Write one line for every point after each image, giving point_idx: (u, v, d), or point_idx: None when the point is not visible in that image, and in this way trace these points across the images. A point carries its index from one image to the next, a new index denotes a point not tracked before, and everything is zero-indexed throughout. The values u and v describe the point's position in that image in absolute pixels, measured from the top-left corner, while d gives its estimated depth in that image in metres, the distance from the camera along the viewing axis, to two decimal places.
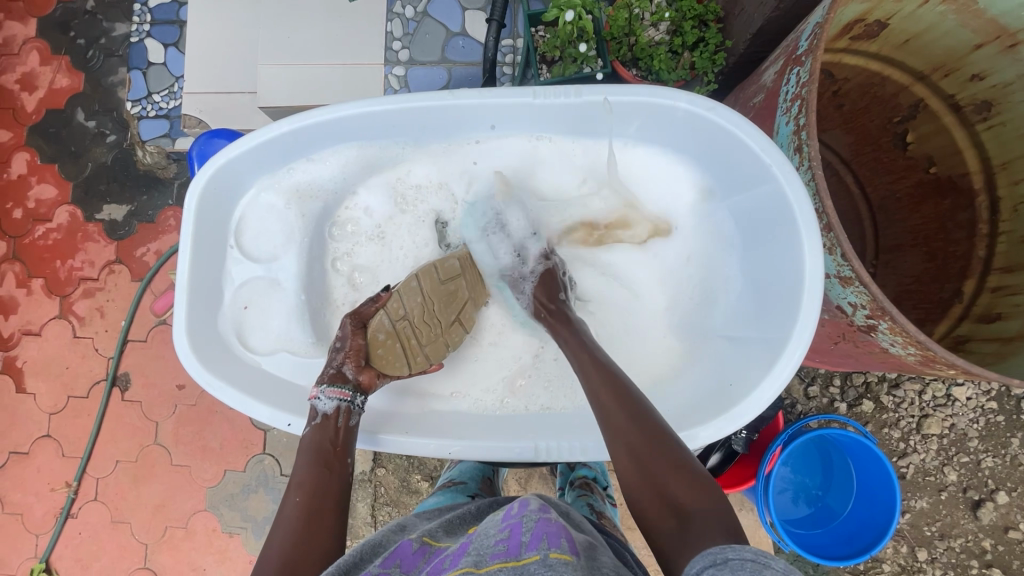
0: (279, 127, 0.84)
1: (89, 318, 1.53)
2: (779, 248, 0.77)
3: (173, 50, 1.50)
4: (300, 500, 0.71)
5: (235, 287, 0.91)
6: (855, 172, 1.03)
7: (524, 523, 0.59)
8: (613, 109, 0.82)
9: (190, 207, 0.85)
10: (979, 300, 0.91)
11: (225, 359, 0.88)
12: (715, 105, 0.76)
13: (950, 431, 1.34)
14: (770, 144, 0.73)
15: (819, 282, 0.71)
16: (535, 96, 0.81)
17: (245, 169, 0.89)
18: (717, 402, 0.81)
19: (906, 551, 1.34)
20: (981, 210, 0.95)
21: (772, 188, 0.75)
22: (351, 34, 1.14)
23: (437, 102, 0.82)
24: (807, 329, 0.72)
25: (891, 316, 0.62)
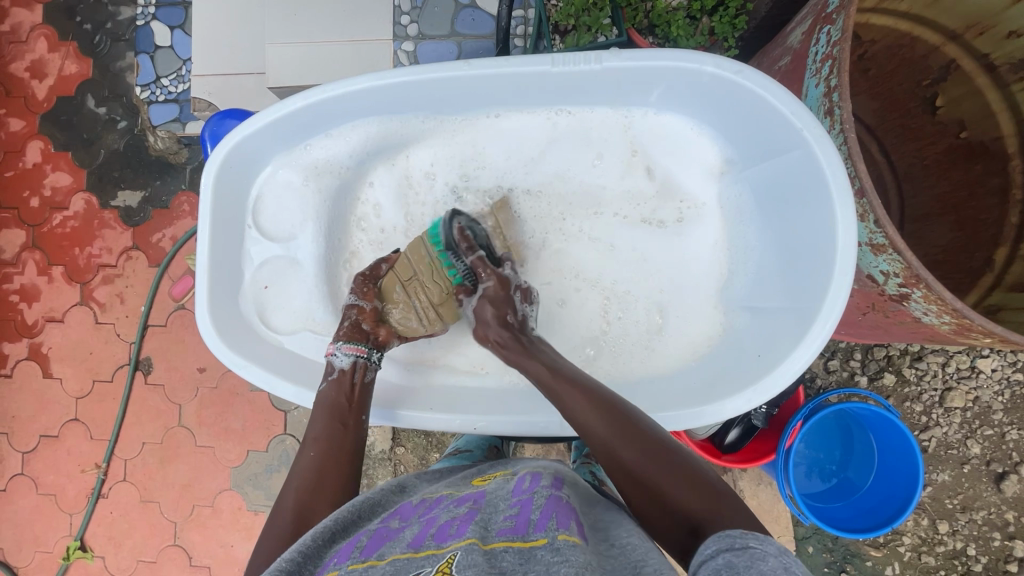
0: (290, 103, 0.83)
1: (109, 304, 1.56)
2: (809, 216, 0.75)
3: (179, 32, 1.49)
4: (315, 454, 0.75)
5: (255, 267, 0.92)
6: (879, 140, 1.00)
7: (535, 504, 0.59)
8: (633, 76, 0.80)
9: (206, 188, 0.84)
10: (1011, 268, 0.88)
11: (248, 340, 0.89)
12: (743, 68, 0.72)
13: (973, 404, 1.32)
14: (802, 106, 0.70)
15: (852, 251, 0.69)
16: (555, 64, 0.77)
17: (259, 148, 0.88)
18: (744, 374, 0.80)
19: (926, 523, 1.34)
20: (1014, 175, 0.91)
21: (803, 154, 0.72)
22: (359, 9, 1.12)
23: (452, 73, 0.79)
24: (842, 299, 0.70)
25: (926, 284, 0.60)
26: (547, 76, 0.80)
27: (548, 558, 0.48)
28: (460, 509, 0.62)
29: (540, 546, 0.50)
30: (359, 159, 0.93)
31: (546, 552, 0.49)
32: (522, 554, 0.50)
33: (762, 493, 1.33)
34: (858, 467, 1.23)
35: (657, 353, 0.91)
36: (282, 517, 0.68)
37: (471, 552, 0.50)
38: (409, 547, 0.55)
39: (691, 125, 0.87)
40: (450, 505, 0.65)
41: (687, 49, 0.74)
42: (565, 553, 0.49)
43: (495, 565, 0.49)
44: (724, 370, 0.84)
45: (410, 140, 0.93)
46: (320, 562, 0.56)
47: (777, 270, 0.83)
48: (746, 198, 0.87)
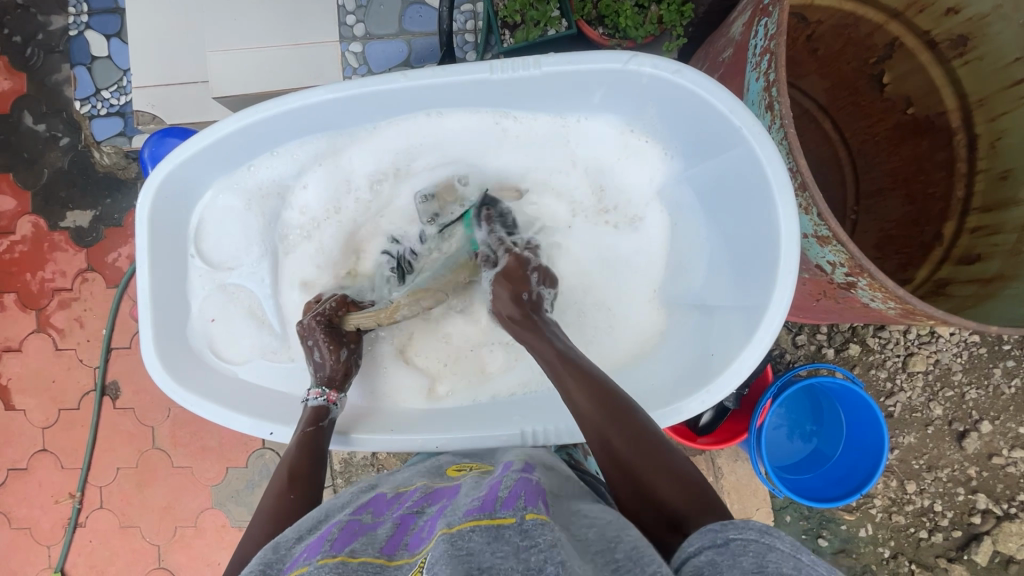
0: (223, 126, 0.80)
1: (69, 330, 1.50)
2: (752, 213, 0.76)
3: (116, 41, 1.42)
4: (295, 497, 0.73)
5: (201, 298, 0.89)
6: (832, 118, 1.01)
7: (503, 484, 0.60)
8: (575, 78, 0.79)
9: (142, 219, 0.82)
10: (959, 241, 0.91)
11: (199, 373, 0.87)
12: (680, 67, 0.73)
13: (934, 367, 1.38)
14: (738, 104, 0.70)
15: (796, 243, 0.70)
16: (494, 71, 0.77)
17: (196, 173, 0.85)
18: (700, 372, 0.81)
19: (895, 484, 1.39)
20: (959, 148, 0.94)
21: (744, 152, 0.73)
22: (301, 10, 1.08)
23: (391, 85, 0.78)
24: (788, 295, 0.72)
25: (869, 273, 0.61)
26: (488, 82, 0.79)
27: (518, 540, 0.48)
28: (431, 509, 0.62)
29: (509, 528, 0.50)
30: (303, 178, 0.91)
31: (515, 536, 0.49)
32: (491, 533, 0.49)
33: (739, 467, 1.38)
34: (827, 439, 1.28)
35: (617, 351, 0.92)
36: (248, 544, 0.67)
37: (441, 544, 0.49)
38: (380, 553, 0.54)
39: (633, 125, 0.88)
40: (422, 503, 0.65)
41: (624, 51, 0.74)
42: (534, 533, 0.49)
43: (466, 546, 0.48)
44: (685, 370, 0.85)
45: (356, 155, 0.91)
46: (288, 560, 0.55)
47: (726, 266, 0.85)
48: (689, 195, 0.89)
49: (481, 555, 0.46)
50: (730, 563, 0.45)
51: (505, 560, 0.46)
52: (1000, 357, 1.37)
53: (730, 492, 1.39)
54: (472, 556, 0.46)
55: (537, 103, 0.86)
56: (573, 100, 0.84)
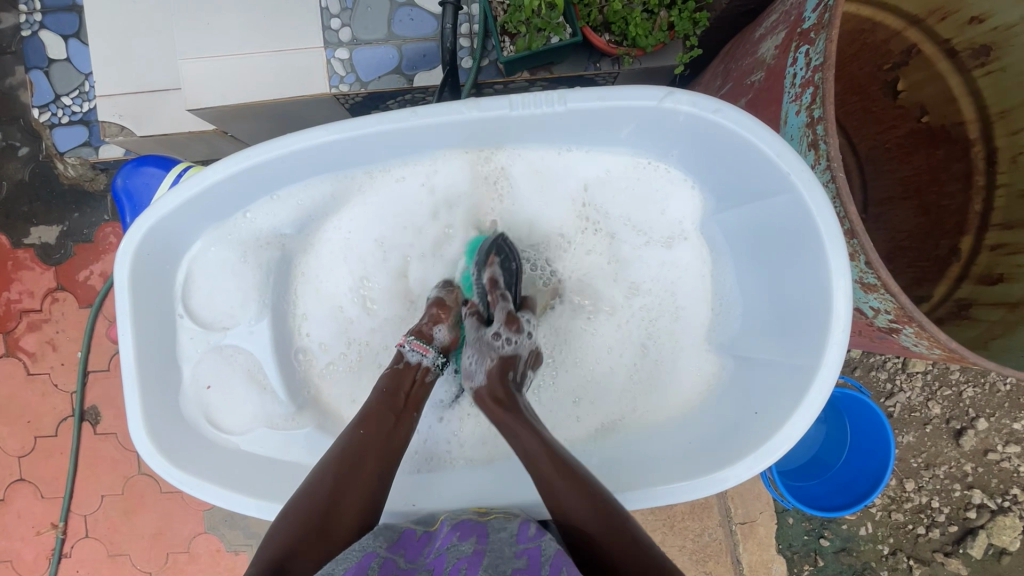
0: (213, 174, 0.74)
1: (40, 353, 1.41)
2: (798, 261, 0.74)
3: (74, 42, 1.30)
4: (361, 434, 0.73)
5: (193, 364, 0.83)
6: (842, 124, 0.97)
7: (543, 549, 0.61)
8: (603, 115, 0.74)
9: (123, 282, 0.74)
10: (979, 258, 0.90)
11: (198, 452, 0.81)
12: (721, 106, 0.68)
13: (933, 366, 1.39)
14: (785, 146, 0.66)
15: (847, 294, 0.68)
16: (514, 106, 0.72)
17: (184, 225, 0.78)
18: (747, 434, 0.79)
19: (895, 483, 1.42)
20: (977, 160, 0.92)
21: (790, 197, 0.70)
22: (280, 14, 1.00)
23: (400, 122, 0.73)
24: (843, 354, 0.71)
25: (918, 323, 0.59)
26: (508, 118, 0.74)
27: None
28: (465, 545, 0.66)
29: None
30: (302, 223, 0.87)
31: None
32: None
33: None
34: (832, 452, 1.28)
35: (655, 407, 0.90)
36: (289, 506, 0.68)
37: None
38: None
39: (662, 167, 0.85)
40: (455, 538, 0.68)
41: (660, 88, 0.69)
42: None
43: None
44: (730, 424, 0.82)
45: (362, 196, 0.88)
46: None
47: (765, 312, 0.84)
48: (719, 236, 0.88)
49: None
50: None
51: None
52: None
53: (733, 496, 1.40)
54: None
55: (554, 137, 0.82)
56: (598, 135, 0.81)
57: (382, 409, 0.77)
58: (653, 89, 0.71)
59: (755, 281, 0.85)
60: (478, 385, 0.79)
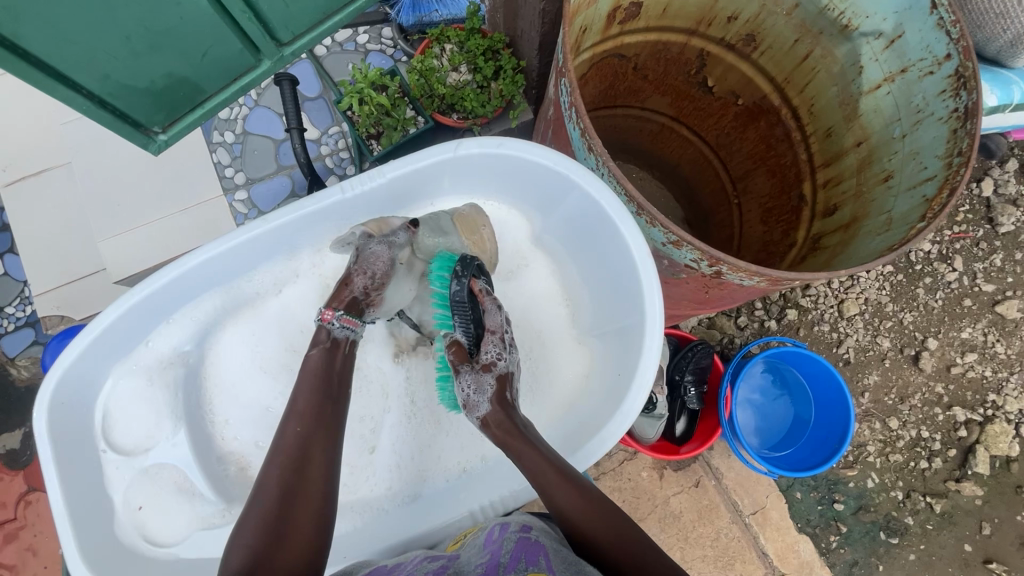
0: (104, 317, 0.81)
1: (21, 563, 1.38)
2: (603, 245, 0.86)
3: (10, 256, 1.42)
4: (299, 428, 0.75)
5: (123, 490, 0.86)
6: (687, 125, 1.19)
7: (505, 546, 0.67)
8: (416, 175, 0.87)
9: (41, 428, 0.78)
10: (818, 198, 0.99)
11: (137, 567, 0.81)
12: (501, 141, 0.83)
13: (867, 305, 1.46)
14: (559, 155, 0.80)
15: (648, 260, 0.76)
16: (345, 190, 0.85)
17: (89, 373, 0.84)
18: (612, 399, 0.86)
19: (880, 425, 1.43)
20: (789, 121, 1.04)
21: (577, 192, 0.82)
22: (182, 180, 1.13)
23: (253, 231, 0.85)
24: (658, 306, 0.78)
25: (726, 261, 0.59)
26: (345, 202, 0.87)
27: None
28: (437, 564, 0.69)
29: None
30: (199, 340, 0.95)
31: None
32: None
33: (735, 462, 1.39)
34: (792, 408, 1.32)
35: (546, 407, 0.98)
36: (254, 522, 0.66)
37: None
38: None
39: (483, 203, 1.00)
40: (427, 560, 0.71)
41: (450, 142, 0.83)
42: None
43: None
44: (605, 398, 0.89)
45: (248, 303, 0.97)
46: None
47: (602, 297, 0.94)
48: (552, 246, 1.01)
49: None
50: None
51: None
52: (918, 278, 1.47)
53: (736, 489, 1.38)
54: None
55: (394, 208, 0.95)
56: (426, 192, 0.94)
57: (318, 402, 0.78)
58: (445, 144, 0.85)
59: (589, 273, 0.96)
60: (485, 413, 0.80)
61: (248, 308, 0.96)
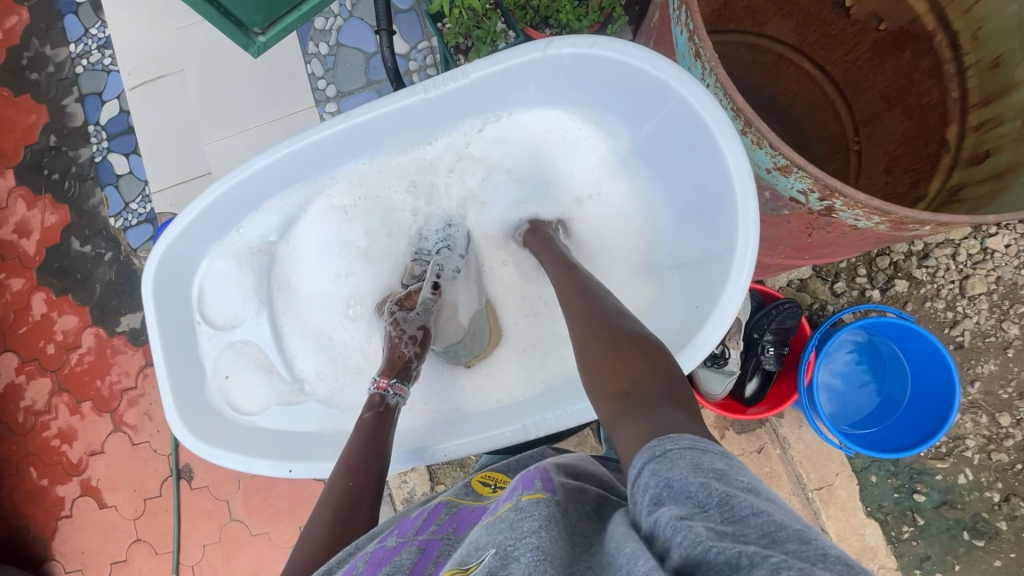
0: (204, 198, 0.88)
1: (140, 424, 1.62)
2: (702, 160, 0.79)
3: (134, 157, 1.58)
4: (351, 483, 0.73)
5: (213, 360, 0.96)
6: (809, 57, 1.01)
7: (514, 482, 0.58)
8: (503, 78, 0.84)
9: (146, 294, 0.88)
10: (965, 142, 0.85)
11: (222, 430, 0.92)
12: (595, 40, 0.77)
13: (998, 285, 1.27)
14: (660, 59, 0.74)
15: (747, 179, 0.71)
16: (427, 90, 0.83)
17: (188, 249, 0.93)
18: (687, 327, 0.82)
19: (987, 420, 1.27)
20: (943, 50, 0.88)
21: (678, 100, 0.76)
22: (278, 89, 1.17)
23: (340, 126, 0.86)
24: (754, 232, 0.72)
25: (839, 192, 0.53)
26: (428, 102, 0.86)
27: (509, 522, 0.47)
28: (457, 528, 0.62)
29: (505, 511, 0.49)
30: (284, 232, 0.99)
31: (508, 516, 0.48)
32: (491, 526, 0.49)
33: (806, 434, 1.31)
34: (878, 383, 1.21)
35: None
36: (316, 538, 0.68)
37: (454, 556, 0.50)
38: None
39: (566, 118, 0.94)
40: (450, 526, 0.65)
41: (540, 40, 0.79)
42: (527, 510, 0.48)
43: (471, 546, 0.49)
44: (678, 326, 0.85)
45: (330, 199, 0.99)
46: None
47: (690, 223, 0.88)
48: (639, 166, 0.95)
49: (478, 544, 0.48)
50: (673, 474, 0.44)
51: (497, 542, 0.46)
52: None
53: (802, 462, 1.30)
54: (473, 548, 0.48)
55: (478, 113, 0.93)
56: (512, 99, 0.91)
57: (366, 454, 0.78)
58: (535, 42, 0.80)
59: (678, 195, 0.89)
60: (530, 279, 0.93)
61: (330, 205, 0.99)
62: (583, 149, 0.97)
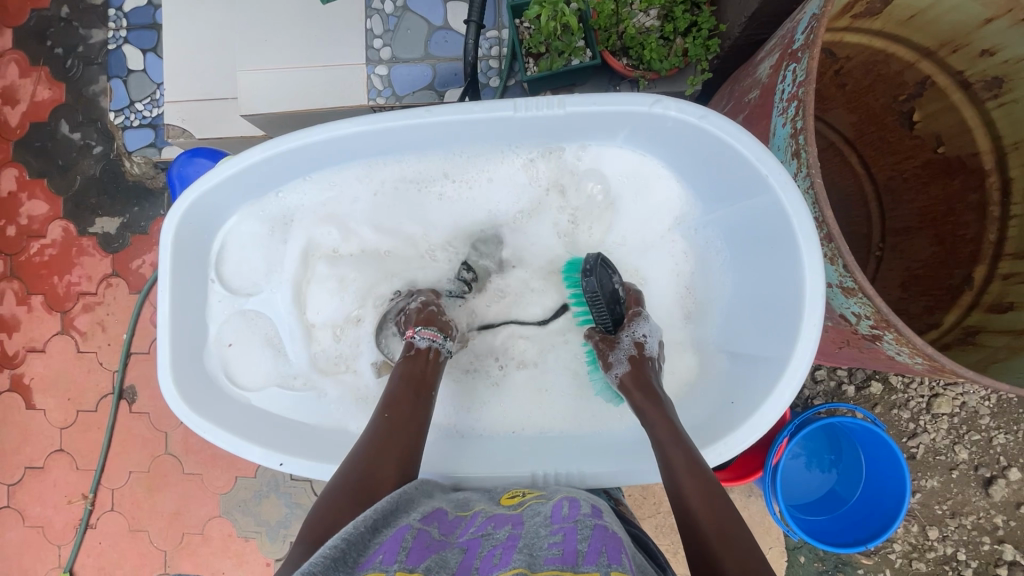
0: (253, 154, 0.83)
1: (91, 333, 1.53)
2: (776, 259, 0.79)
3: (151, 55, 1.47)
4: (388, 417, 0.78)
5: (218, 326, 0.93)
6: (860, 154, 1.00)
7: (580, 529, 0.59)
8: (595, 119, 0.81)
9: (165, 244, 0.84)
10: (990, 287, 0.89)
11: (214, 400, 0.89)
12: (705, 113, 0.74)
13: (960, 410, 1.33)
14: (766, 151, 0.72)
15: (821, 295, 0.71)
16: (517, 109, 0.80)
17: (219, 202, 0.88)
18: (721, 422, 0.83)
19: (917, 530, 1.34)
20: (992, 191, 0.92)
21: (771, 199, 0.74)
22: (330, 36, 1.11)
23: (414, 120, 0.81)
24: (811, 351, 0.74)
25: (895, 327, 0.57)
26: (512, 120, 0.82)
27: None
28: (498, 533, 0.62)
29: None
30: (325, 206, 0.95)
31: None
32: None
33: (752, 503, 1.35)
34: (826, 460, 1.27)
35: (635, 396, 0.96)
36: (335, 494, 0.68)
37: None
38: None
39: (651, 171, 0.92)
40: (488, 527, 0.65)
41: (649, 95, 0.75)
42: None
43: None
44: (708, 417, 0.87)
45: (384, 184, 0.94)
46: (365, 555, 0.55)
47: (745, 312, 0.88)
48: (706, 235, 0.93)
49: None
50: None
51: None
52: None
53: None
54: None
55: (557, 142, 0.90)
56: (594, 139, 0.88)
57: (404, 392, 0.82)
58: (643, 95, 0.77)
59: (740, 278, 0.90)
60: (621, 373, 0.85)
61: (383, 190, 0.95)
62: (655, 207, 0.95)
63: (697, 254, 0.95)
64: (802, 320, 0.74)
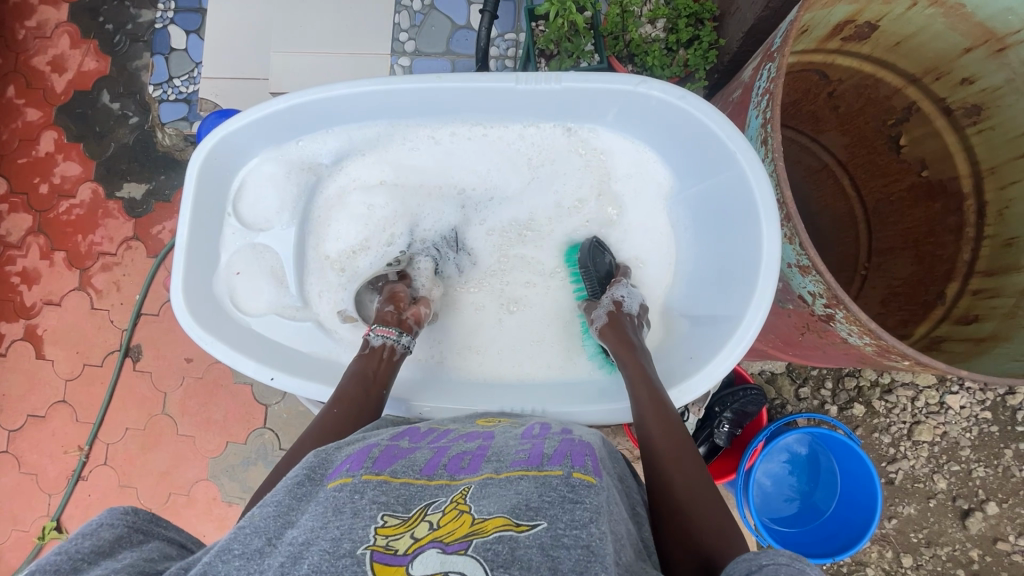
0: (277, 103, 0.90)
1: (106, 291, 1.60)
2: (742, 232, 0.84)
3: (194, 37, 1.58)
4: (337, 410, 0.81)
5: (229, 254, 0.98)
6: (851, 175, 1.05)
7: (547, 443, 0.64)
8: (591, 95, 0.88)
9: (191, 174, 0.91)
10: (960, 302, 0.92)
11: (218, 319, 0.95)
12: (686, 93, 0.82)
13: (941, 439, 1.34)
14: (737, 131, 0.78)
15: (773, 269, 0.76)
16: (518, 81, 0.86)
17: (242, 144, 0.95)
18: (678, 375, 0.88)
19: (891, 555, 1.34)
20: (969, 214, 0.96)
21: (739, 174, 0.80)
22: (360, 27, 1.19)
23: (425, 84, 0.87)
24: (758, 317, 0.79)
25: (844, 305, 0.61)
26: (514, 91, 0.89)
27: (562, 490, 0.52)
28: (470, 446, 0.67)
29: (556, 478, 0.54)
30: (337, 159, 1.02)
31: (560, 485, 0.53)
32: (538, 481, 0.54)
33: (728, 513, 1.35)
34: (806, 471, 1.29)
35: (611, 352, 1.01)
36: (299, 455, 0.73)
37: (488, 485, 0.55)
38: (421, 474, 0.59)
39: (640, 150, 0.98)
40: (460, 440, 0.70)
41: (636, 75, 0.83)
42: (579, 487, 0.52)
43: (512, 490, 0.53)
44: (667, 373, 0.92)
45: (393, 145, 1.02)
46: (332, 468, 0.61)
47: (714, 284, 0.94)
48: (686, 213, 0.99)
49: (529, 498, 0.51)
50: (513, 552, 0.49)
51: (551, 506, 0.50)
52: (1013, 439, 1.33)
53: None
54: (521, 498, 0.52)
55: (558, 119, 0.97)
56: (590, 115, 0.95)
57: (356, 387, 0.85)
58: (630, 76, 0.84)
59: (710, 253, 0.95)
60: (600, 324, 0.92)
61: (391, 150, 1.02)
62: (646, 182, 1.01)
63: (678, 232, 1.01)
64: (757, 286, 0.79)
